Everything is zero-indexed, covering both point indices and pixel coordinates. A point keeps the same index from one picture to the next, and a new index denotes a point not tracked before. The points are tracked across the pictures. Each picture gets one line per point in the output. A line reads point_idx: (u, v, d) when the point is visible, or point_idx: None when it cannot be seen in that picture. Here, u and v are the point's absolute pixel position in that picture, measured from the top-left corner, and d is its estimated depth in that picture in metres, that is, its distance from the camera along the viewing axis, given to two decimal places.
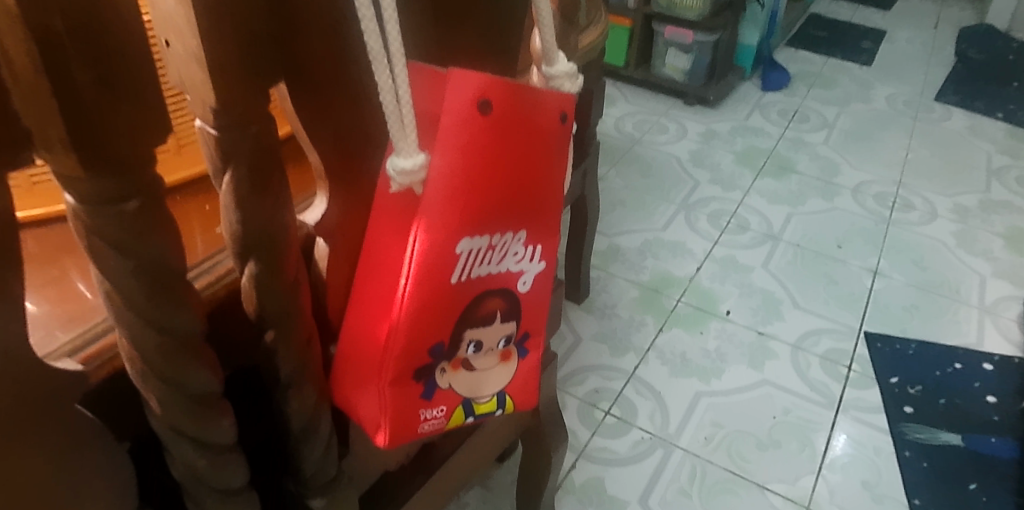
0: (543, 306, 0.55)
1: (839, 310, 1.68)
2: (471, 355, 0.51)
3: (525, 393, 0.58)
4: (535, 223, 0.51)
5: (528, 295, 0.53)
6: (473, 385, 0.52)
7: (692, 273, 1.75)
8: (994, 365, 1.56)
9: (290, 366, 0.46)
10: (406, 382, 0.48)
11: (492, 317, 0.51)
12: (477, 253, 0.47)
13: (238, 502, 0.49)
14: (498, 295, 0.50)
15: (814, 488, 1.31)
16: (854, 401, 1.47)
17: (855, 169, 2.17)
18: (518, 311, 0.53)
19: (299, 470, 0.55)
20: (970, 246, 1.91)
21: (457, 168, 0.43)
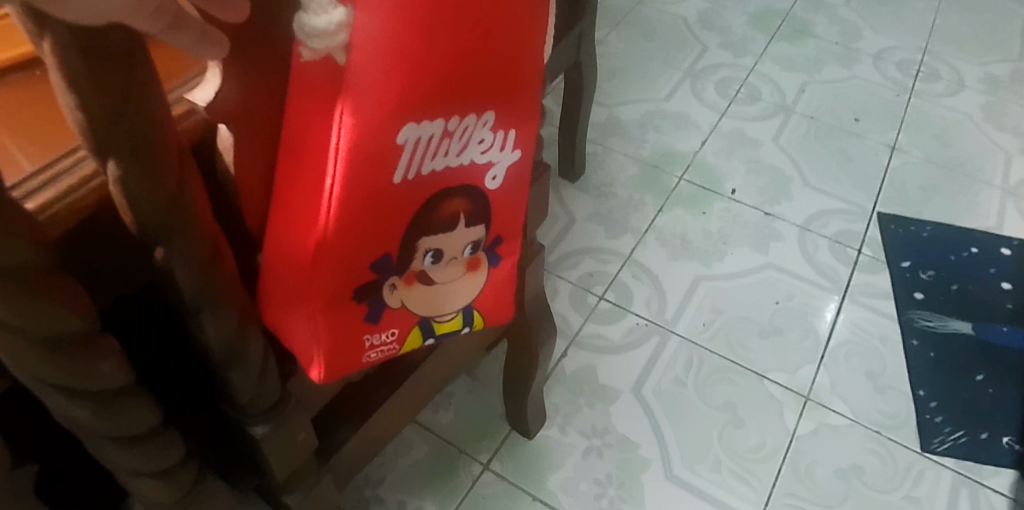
0: (517, 205, 0.55)
1: (852, 190, 1.57)
2: (428, 268, 0.51)
3: (494, 310, 0.60)
4: (502, 107, 0.47)
5: (497, 193, 0.52)
6: (434, 303, 0.54)
7: (697, 148, 1.62)
8: (1012, 250, 1.47)
9: (186, 281, 0.39)
10: (353, 285, 0.47)
11: (452, 224, 0.50)
12: (427, 145, 0.44)
13: (139, 451, 0.44)
14: (461, 196, 0.49)
15: (815, 377, 1.26)
16: (863, 286, 1.39)
17: (879, 34, 1.98)
18: (486, 213, 0.52)
19: (234, 398, 0.50)
20: (997, 121, 1.76)
21: (388, 32, 0.39)
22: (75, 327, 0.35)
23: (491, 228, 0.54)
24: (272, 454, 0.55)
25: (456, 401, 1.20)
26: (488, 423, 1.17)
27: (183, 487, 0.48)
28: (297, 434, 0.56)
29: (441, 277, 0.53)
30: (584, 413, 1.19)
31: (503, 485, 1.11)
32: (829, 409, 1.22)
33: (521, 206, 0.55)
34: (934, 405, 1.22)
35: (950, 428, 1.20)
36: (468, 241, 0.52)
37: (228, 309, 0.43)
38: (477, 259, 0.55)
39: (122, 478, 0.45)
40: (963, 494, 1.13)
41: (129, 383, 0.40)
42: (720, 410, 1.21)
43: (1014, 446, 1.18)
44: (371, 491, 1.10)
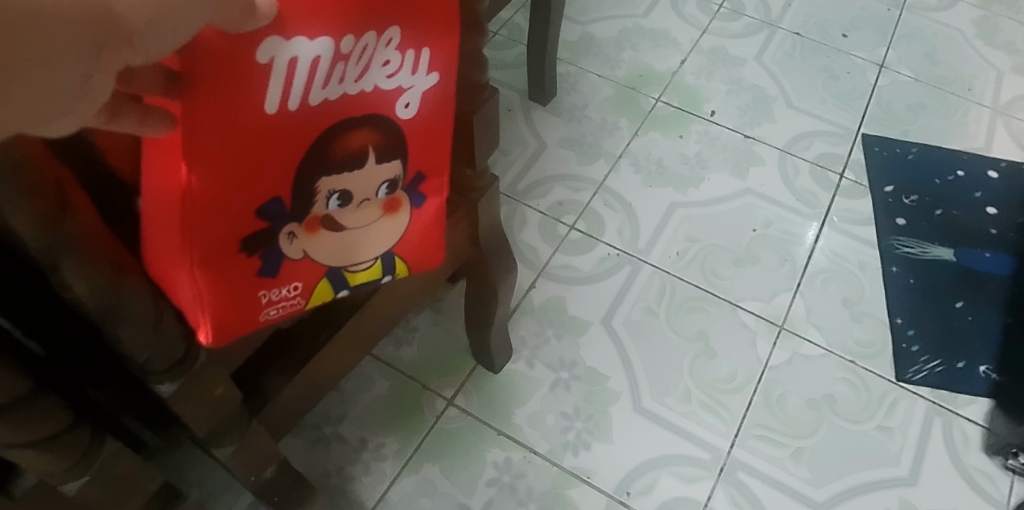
0: (439, 132, 0.53)
1: (836, 110, 1.50)
2: (335, 211, 0.51)
3: (418, 256, 0.62)
4: (408, 23, 0.44)
5: (411, 123, 0.50)
6: (348, 251, 0.55)
7: (675, 67, 1.54)
8: (999, 173, 1.41)
9: (29, 232, 0.35)
10: (244, 226, 0.46)
11: (353, 166, 0.49)
12: (318, 74, 0.41)
13: (10, 423, 0.39)
14: (366, 129, 0.47)
15: (790, 306, 1.22)
16: (843, 212, 1.34)
17: None
18: (401, 146, 0.51)
19: (129, 357, 0.47)
20: (990, 36, 1.68)
21: None
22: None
23: (410, 167, 0.54)
24: (189, 411, 0.55)
25: (420, 336, 1.15)
26: (452, 357, 1.14)
27: (77, 451, 0.46)
28: (214, 388, 0.55)
29: (356, 220, 0.53)
30: (552, 346, 1.15)
31: (468, 420, 1.08)
32: (803, 339, 1.19)
33: (446, 142, 0.55)
34: (911, 333, 1.20)
35: (926, 357, 1.17)
36: (384, 180, 0.52)
37: (98, 265, 0.39)
38: (395, 201, 0.55)
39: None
40: (936, 423, 1.12)
41: None
42: (693, 341, 1.18)
43: (991, 375, 1.16)
44: (331, 428, 1.07)
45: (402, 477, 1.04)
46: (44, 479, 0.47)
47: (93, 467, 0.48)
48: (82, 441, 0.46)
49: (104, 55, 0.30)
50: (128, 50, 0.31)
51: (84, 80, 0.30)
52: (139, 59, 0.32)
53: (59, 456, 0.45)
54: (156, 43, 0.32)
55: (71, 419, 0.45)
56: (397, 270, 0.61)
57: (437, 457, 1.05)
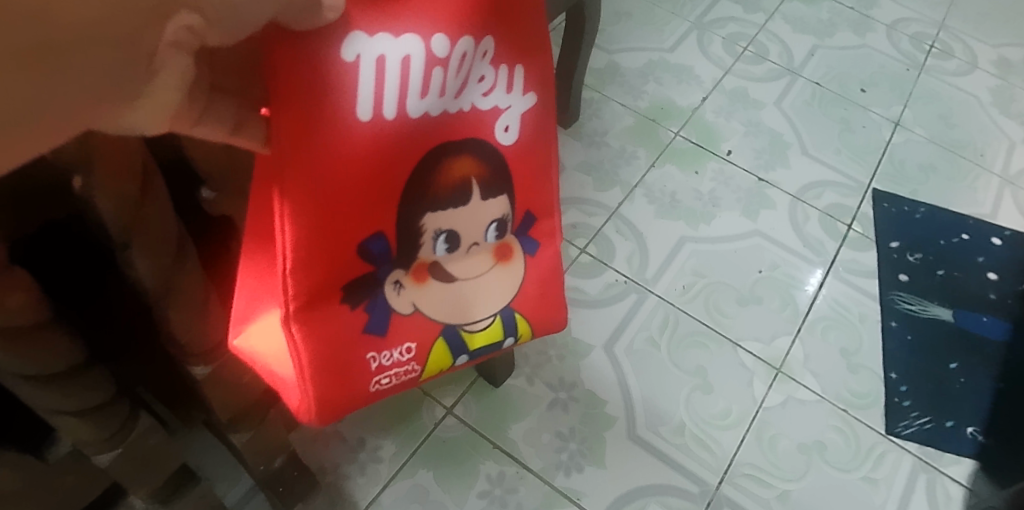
0: (537, 162, 0.64)
1: (850, 163, 1.53)
2: (443, 258, 0.62)
3: (536, 311, 0.71)
4: (500, 45, 0.55)
5: (510, 148, 0.61)
6: (462, 310, 0.65)
7: (697, 103, 1.57)
8: (1002, 240, 1.44)
9: (108, 211, 0.41)
10: (348, 259, 0.55)
11: (453, 203, 0.59)
12: (421, 83, 0.50)
13: (58, 389, 0.43)
14: (466, 160, 0.58)
15: (789, 349, 1.24)
16: (848, 262, 1.37)
17: (895, 4, 1.92)
18: (507, 181, 0.62)
19: (173, 336, 0.55)
20: (1005, 106, 1.72)
21: None
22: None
23: (514, 208, 0.65)
24: (214, 391, 0.62)
25: None
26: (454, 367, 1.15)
27: (115, 422, 0.50)
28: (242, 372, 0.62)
29: (467, 271, 0.64)
30: (554, 366, 1.17)
31: (465, 430, 1.10)
32: (799, 383, 1.21)
33: (541, 183, 0.66)
34: (905, 389, 1.22)
35: (916, 413, 1.19)
36: (493, 218, 0.63)
37: (158, 248, 0.46)
38: (505, 249, 0.66)
39: (42, 416, 0.45)
40: (921, 480, 1.14)
41: (43, 319, 0.39)
42: (691, 375, 1.19)
43: (978, 438, 1.17)
44: (332, 426, 1.08)
45: (396, 480, 1.05)
46: (81, 448, 0.51)
47: (125, 440, 0.53)
48: (117, 415, 0.50)
49: (165, 27, 0.33)
50: (194, 17, 0.34)
51: (154, 58, 0.33)
52: (213, 38, 0.36)
53: (100, 426, 0.49)
54: (225, 25, 0.35)
55: (113, 393, 0.49)
56: (518, 327, 0.70)
57: (431, 464, 1.06)
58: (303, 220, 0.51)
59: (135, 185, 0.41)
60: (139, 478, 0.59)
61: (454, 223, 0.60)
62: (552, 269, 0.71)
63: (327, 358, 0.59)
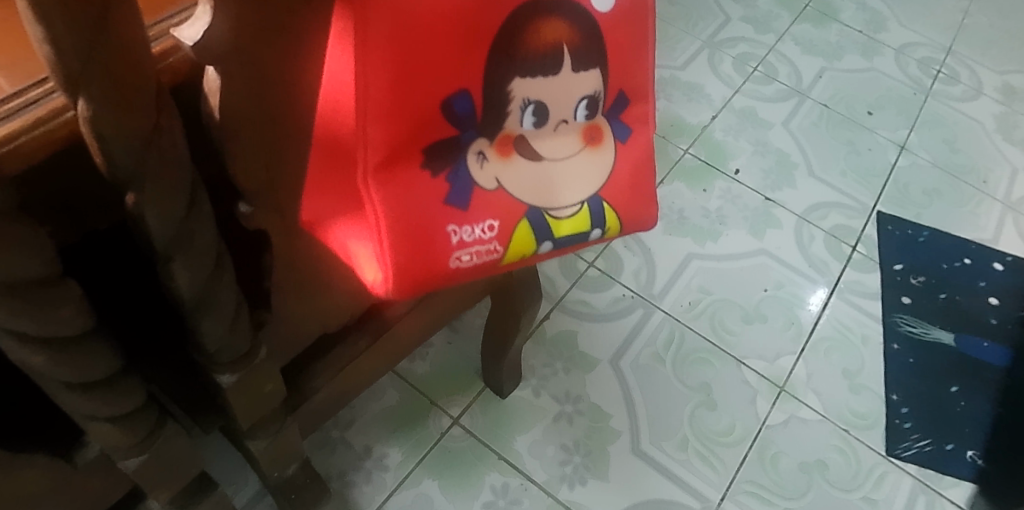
0: (640, 27, 0.56)
1: (855, 185, 1.55)
2: (529, 133, 0.55)
3: (626, 204, 0.62)
4: None
5: (606, 17, 0.53)
6: (549, 194, 0.58)
7: (706, 121, 1.59)
8: (1004, 266, 1.46)
9: (155, 224, 0.44)
10: (430, 109, 0.50)
11: (542, 59, 0.52)
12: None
13: (97, 396, 0.46)
14: (558, 21, 0.51)
15: (792, 369, 1.25)
16: (852, 284, 1.38)
17: (903, 28, 1.95)
18: (602, 52, 0.55)
19: (203, 346, 0.56)
20: (1009, 133, 1.75)
21: None
22: (31, 270, 0.36)
23: (610, 82, 0.57)
24: (238, 401, 0.64)
25: (434, 352, 1.18)
26: (461, 377, 1.16)
27: (146, 429, 0.52)
28: (264, 383, 0.64)
29: (554, 150, 0.57)
30: (560, 379, 1.18)
31: (471, 440, 1.11)
32: (801, 402, 1.22)
33: (635, 56, 0.57)
34: (905, 410, 1.23)
35: (917, 435, 1.21)
36: (582, 93, 0.56)
37: (198, 262, 0.48)
38: (596, 130, 0.59)
39: (77, 422, 0.48)
40: (920, 501, 1.15)
41: (89, 330, 0.42)
42: (695, 391, 1.21)
43: (978, 461, 1.19)
44: (338, 433, 1.09)
45: (402, 488, 1.06)
46: (109, 454, 0.53)
47: (152, 447, 0.54)
48: (147, 424, 0.52)
49: None
50: None
51: None
52: None
53: (129, 433, 0.51)
54: None
55: (146, 400, 0.51)
56: (607, 220, 0.62)
57: (436, 473, 1.08)
58: (377, 58, 0.46)
59: (181, 204, 0.44)
60: (160, 484, 0.60)
61: (538, 91, 0.53)
62: (646, 160, 0.63)
63: (403, 223, 0.54)
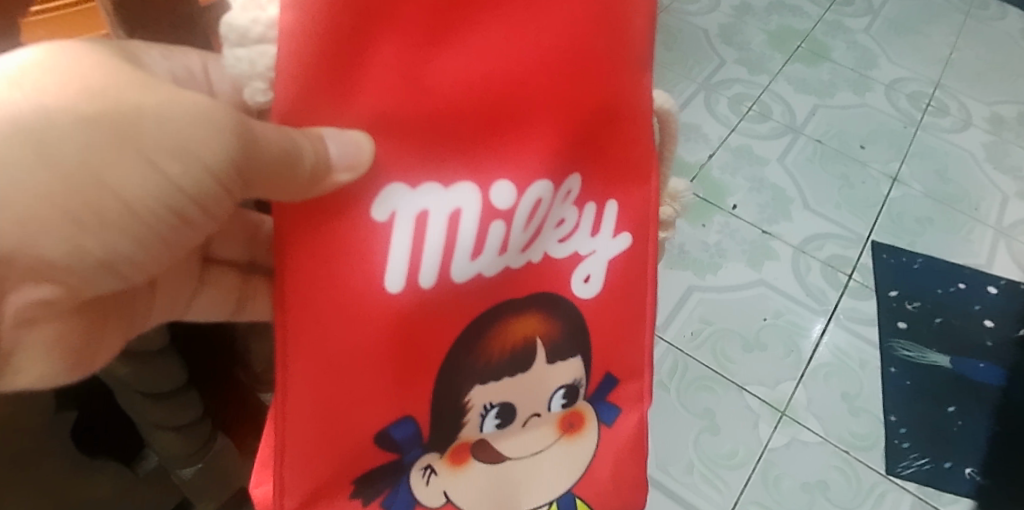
0: (633, 314, 0.64)
1: (849, 216, 1.61)
2: (492, 433, 0.60)
3: (601, 499, 0.67)
4: (592, 182, 0.58)
5: (591, 302, 0.61)
6: (506, 500, 0.62)
7: (704, 160, 1.67)
8: (998, 289, 1.51)
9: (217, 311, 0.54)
10: (368, 446, 0.53)
11: (506, 369, 0.58)
12: (474, 240, 0.51)
13: (163, 405, 0.54)
14: (534, 321, 0.58)
15: (793, 394, 1.30)
16: (849, 311, 1.44)
17: (893, 64, 2.03)
18: (584, 340, 0.62)
19: (249, 365, 0.65)
20: (998, 161, 1.82)
21: (393, 106, 0.44)
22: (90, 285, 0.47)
23: (590, 372, 0.63)
24: None
25: None
26: None
27: (200, 438, 0.59)
28: None
29: (525, 447, 0.62)
30: None
31: None
32: (802, 426, 1.27)
33: (627, 345, 0.65)
34: (904, 431, 1.27)
35: (916, 454, 1.25)
36: (559, 383, 0.61)
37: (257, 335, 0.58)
38: (574, 417, 0.64)
39: (146, 431, 0.56)
40: None
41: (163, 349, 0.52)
42: (699, 417, 1.26)
43: (976, 478, 1.24)
44: None
45: None
46: (167, 464, 0.60)
47: (204, 458, 0.61)
48: (201, 434, 0.59)
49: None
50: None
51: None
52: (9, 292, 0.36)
53: (188, 441, 0.59)
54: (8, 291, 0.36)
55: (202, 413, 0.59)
56: None
57: None
58: (303, 408, 0.48)
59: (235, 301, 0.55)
60: (209, 496, 0.67)
61: (508, 389, 0.59)
62: (636, 436, 0.68)
63: None
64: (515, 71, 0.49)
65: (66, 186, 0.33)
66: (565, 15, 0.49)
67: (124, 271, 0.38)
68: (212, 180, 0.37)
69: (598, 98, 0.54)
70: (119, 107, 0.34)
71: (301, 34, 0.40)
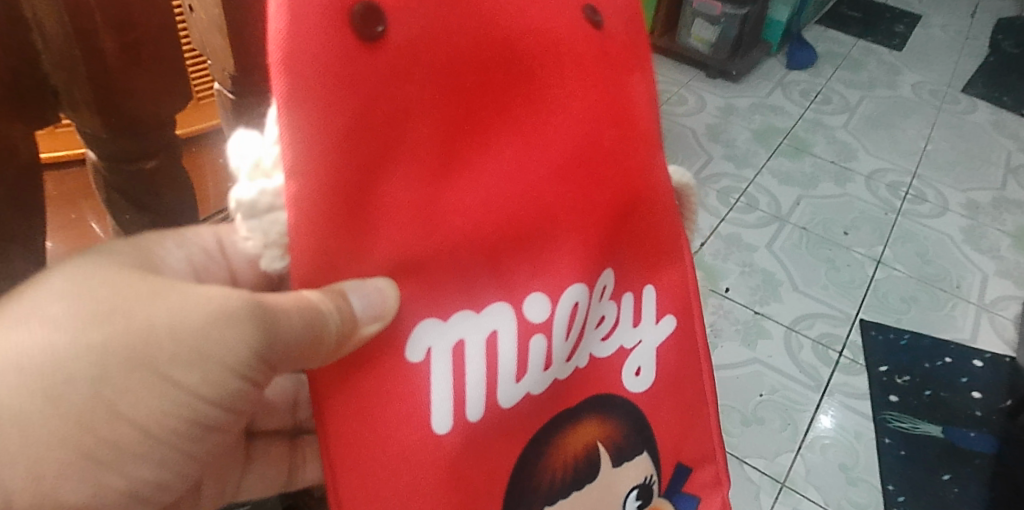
0: (687, 398, 0.67)
1: (838, 297, 1.70)
2: None
3: None
4: (622, 273, 0.61)
5: (644, 392, 0.64)
6: None
7: (696, 247, 1.78)
8: (984, 362, 1.58)
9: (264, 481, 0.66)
10: None
11: (573, 482, 0.58)
12: (517, 360, 0.53)
13: None
14: (591, 425, 0.60)
15: (792, 465, 1.35)
16: (842, 386, 1.50)
17: (871, 156, 2.18)
18: (647, 438, 0.64)
19: None
20: (976, 243, 1.92)
21: (413, 250, 0.48)
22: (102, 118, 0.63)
23: (660, 466, 0.65)
24: None
25: None
26: None
27: None
28: None
29: None
30: None
31: None
32: (802, 496, 1.31)
33: (689, 429, 0.68)
34: (902, 499, 1.31)
35: None
36: (631, 485, 0.63)
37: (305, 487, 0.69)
38: None
39: None
40: None
41: None
42: None
43: None
44: None
45: None
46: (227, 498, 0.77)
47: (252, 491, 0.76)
48: None
49: None
50: None
51: None
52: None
53: None
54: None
55: None
56: None
57: None
58: None
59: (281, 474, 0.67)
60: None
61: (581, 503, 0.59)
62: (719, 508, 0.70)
63: None
64: (523, 191, 0.52)
65: (83, 420, 0.40)
66: (560, 128, 0.53)
67: (145, 490, 0.45)
68: (232, 378, 0.45)
69: (608, 195, 0.57)
70: (134, 338, 0.41)
71: (303, 204, 0.43)
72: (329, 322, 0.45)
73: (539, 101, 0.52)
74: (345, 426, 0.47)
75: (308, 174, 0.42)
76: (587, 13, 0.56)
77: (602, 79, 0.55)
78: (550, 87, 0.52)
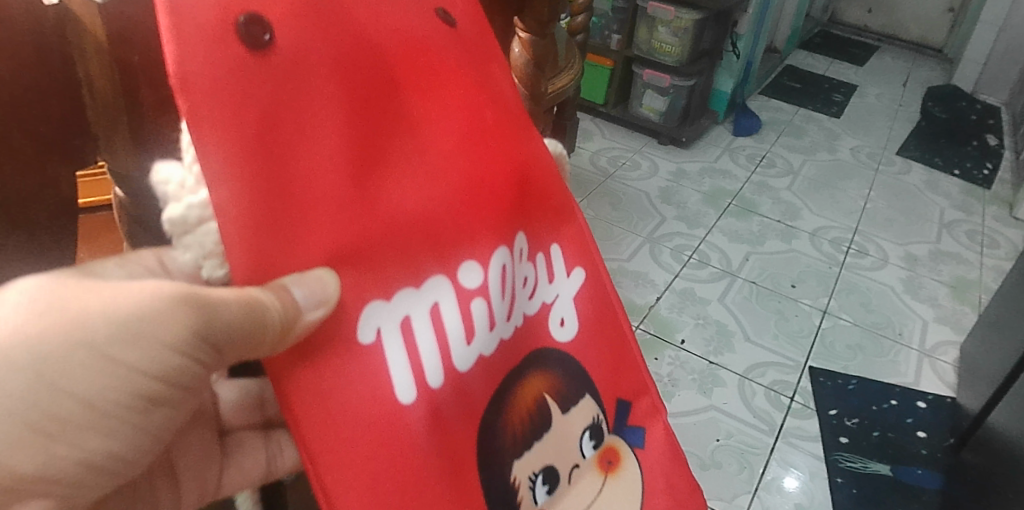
0: (617, 335, 0.70)
1: (787, 345, 1.78)
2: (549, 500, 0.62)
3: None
4: (535, 240, 0.63)
5: (573, 341, 0.66)
6: None
7: (652, 302, 1.85)
8: (927, 403, 1.66)
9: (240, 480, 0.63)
10: None
11: (531, 436, 0.60)
12: (463, 323, 0.54)
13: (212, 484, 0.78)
14: (535, 382, 0.61)
15: (749, 506, 1.39)
16: (794, 429, 1.56)
17: (815, 216, 2.30)
18: (585, 381, 0.66)
19: None
20: (916, 293, 2.03)
21: (348, 239, 0.47)
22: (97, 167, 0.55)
23: (603, 405, 0.68)
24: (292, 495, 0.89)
25: None
26: None
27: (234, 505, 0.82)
28: None
29: (582, 498, 0.65)
30: None
31: None
32: None
33: (625, 364, 0.70)
34: None
35: None
36: (583, 427, 0.65)
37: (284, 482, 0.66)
38: (610, 454, 0.68)
39: None
40: None
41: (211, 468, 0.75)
42: None
43: None
44: None
45: None
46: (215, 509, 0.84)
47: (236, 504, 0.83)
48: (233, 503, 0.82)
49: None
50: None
51: None
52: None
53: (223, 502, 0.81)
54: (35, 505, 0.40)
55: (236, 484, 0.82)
56: None
57: None
58: None
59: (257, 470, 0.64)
60: None
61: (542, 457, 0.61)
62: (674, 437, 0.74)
63: None
64: (435, 172, 0.53)
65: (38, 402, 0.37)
66: (447, 110, 0.54)
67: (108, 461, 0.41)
68: (175, 355, 0.41)
69: (505, 165, 0.59)
70: (73, 324, 0.38)
71: (230, 205, 0.41)
72: (270, 297, 0.42)
73: (428, 89, 0.53)
74: (319, 411, 0.45)
75: (227, 179, 0.41)
76: (439, 13, 0.57)
77: (468, 65, 0.57)
78: (431, 76, 0.53)
